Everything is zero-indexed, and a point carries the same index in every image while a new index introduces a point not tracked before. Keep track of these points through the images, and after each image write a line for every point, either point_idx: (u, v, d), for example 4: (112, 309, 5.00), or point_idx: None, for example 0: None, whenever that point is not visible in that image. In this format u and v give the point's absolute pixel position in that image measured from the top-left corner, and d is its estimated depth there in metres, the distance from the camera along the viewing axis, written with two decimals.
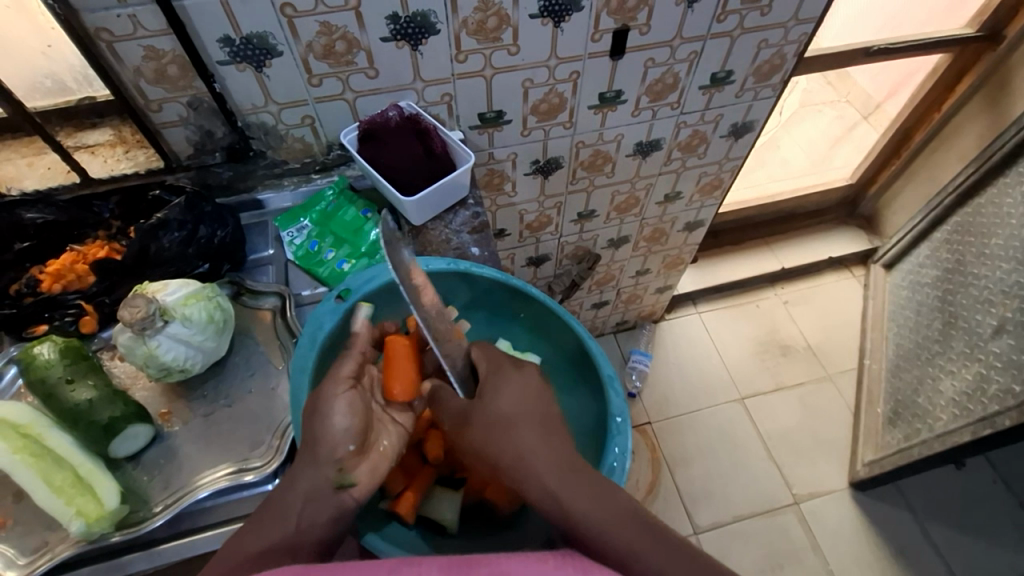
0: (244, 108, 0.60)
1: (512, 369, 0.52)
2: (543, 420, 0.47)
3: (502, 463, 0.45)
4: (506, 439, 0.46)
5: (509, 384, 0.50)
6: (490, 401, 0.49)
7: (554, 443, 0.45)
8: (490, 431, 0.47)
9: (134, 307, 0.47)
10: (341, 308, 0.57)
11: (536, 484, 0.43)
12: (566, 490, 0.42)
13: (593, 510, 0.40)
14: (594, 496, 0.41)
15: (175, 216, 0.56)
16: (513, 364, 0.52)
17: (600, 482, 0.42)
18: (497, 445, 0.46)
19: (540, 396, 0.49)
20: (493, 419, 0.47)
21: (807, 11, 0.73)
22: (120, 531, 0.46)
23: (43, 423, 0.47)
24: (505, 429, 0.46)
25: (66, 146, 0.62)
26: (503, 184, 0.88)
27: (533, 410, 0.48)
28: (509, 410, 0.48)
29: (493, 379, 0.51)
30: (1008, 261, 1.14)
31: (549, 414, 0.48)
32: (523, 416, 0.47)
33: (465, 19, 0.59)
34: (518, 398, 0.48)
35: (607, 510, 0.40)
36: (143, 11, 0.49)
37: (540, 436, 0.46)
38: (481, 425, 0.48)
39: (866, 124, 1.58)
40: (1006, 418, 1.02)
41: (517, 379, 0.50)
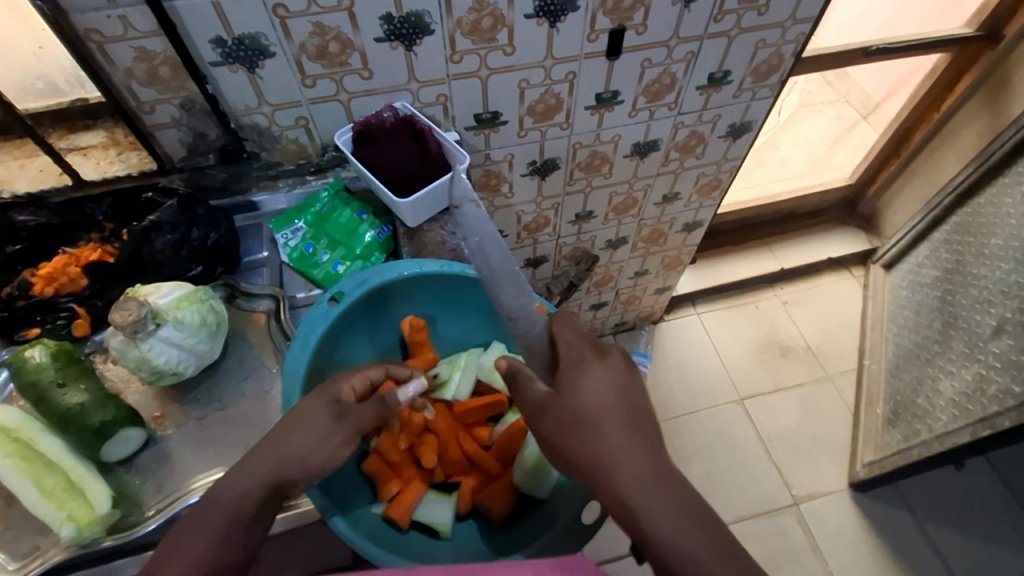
0: (237, 109, 0.60)
1: (596, 358, 0.52)
2: (624, 412, 0.48)
3: (578, 453, 0.47)
4: (587, 438, 0.47)
5: (591, 375, 0.50)
6: (573, 394, 0.49)
7: (635, 445, 0.45)
8: (573, 427, 0.48)
9: (125, 310, 0.46)
10: (333, 311, 0.56)
11: (613, 488, 0.44)
12: (644, 501, 0.42)
13: (670, 525, 0.41)
14: (671, 510, 0.42)
15: (168, 217, 0.55)
16: (598, 353, 0.52)
17: (670, 483, 0.43)
18: (578, 442, 0.47)
19: (624, 391, 0.49)
20: (576, 413, 0.48)
21: (805, 10, 0.73)
22: (112, 536, 0.46)
23: (34, 427, 0.46)
24: (584, 420, 0.48)
25: (59, 148, 0.62)
26: (500, 185, 0.87)
27: (616, 406, 0.48)
28: (590, 401, 0.48)
29: (572, 371, 0.51)
30: (1008, 261, 1.13)
31: (634, 411, 0.48)
32: (605, 413, 0.47)
33: (459, 19, 0.59)
34: (603, 393, 0.48)
35: (686, 530, 0.41)
36: (133, 12, 0.48)
37: (623, 436, 0.46)
38: (561, 421, 0.49)
39: (866, 124, 1.61)
40: (1005, 419, 1.02)
41: (600, 372, 0.50)
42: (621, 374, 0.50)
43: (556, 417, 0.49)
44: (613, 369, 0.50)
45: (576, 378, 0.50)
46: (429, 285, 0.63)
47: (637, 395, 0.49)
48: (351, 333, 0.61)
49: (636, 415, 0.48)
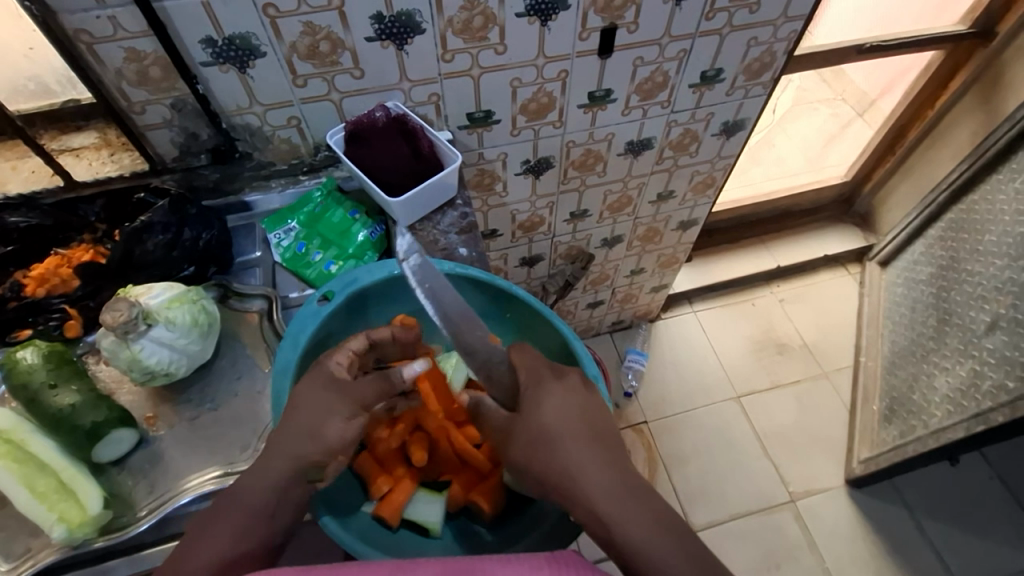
0: (228, 109, 0.60)
1: (553, 378, 0.52)
2: (588, 431, 0.48)
3: (547, 474, 0.47)
4: (554, 459, 0.47)
5: (550, 396, 0.50)
6: (533, 415, 0.49)
7: (601, 463, 0.46)
8: (538, 449, 0.48)
9: (117, 311, 0.46)
10: (323, 311, 0.56)
11: (585, 505, 0.44)
12: (617, 514, 0.42)
13: (644, 535, 0.41)
14: (643, 520, 0.42)
15: (159, 218, 0.55)
16: (554, 372, 0.52)
17: (638, 494, 0.44)
18: (546, 464, 0.47)
19: (583, 411, 0.50)
20: (540, 435, 0.48)
21: (796, 8, 0.73)
22: (104, 536, 0.46)
23: (26, 429, 0.46)
24: (548, 443, 0.47)
25: (51, 150, 0.62)
26: (494, 184, 0.87)
27: (578, 426, 0.48)
28: (553, 421, 0.48)
29: (534, 391, 0.50)
30: (1000, 257, 1.14)
31: (595, 430, 0.48)
32: (569, 431, 0.48)
33: (450, 19, 0.59)
34: (563, 413, 0.49)
35: (660, 538, 0.41)
36: (122, 13, 0.48)
37: (589, 454, 0.46)
38: (526, 443, 0.48)
39: (862, 121, 1.57)
40: (999, 414, 1.02)
41: (559, 392, 0.50)
42: (579, 394, 0.51)
43: (520, 441, 0.49)
44: (570, 390, 0.51)
45: (537, 399, 0.50)
46: None
47: (596, 415, 0.50)
48: (342, 331, 0.61)
49: (598, 434, 0.48)
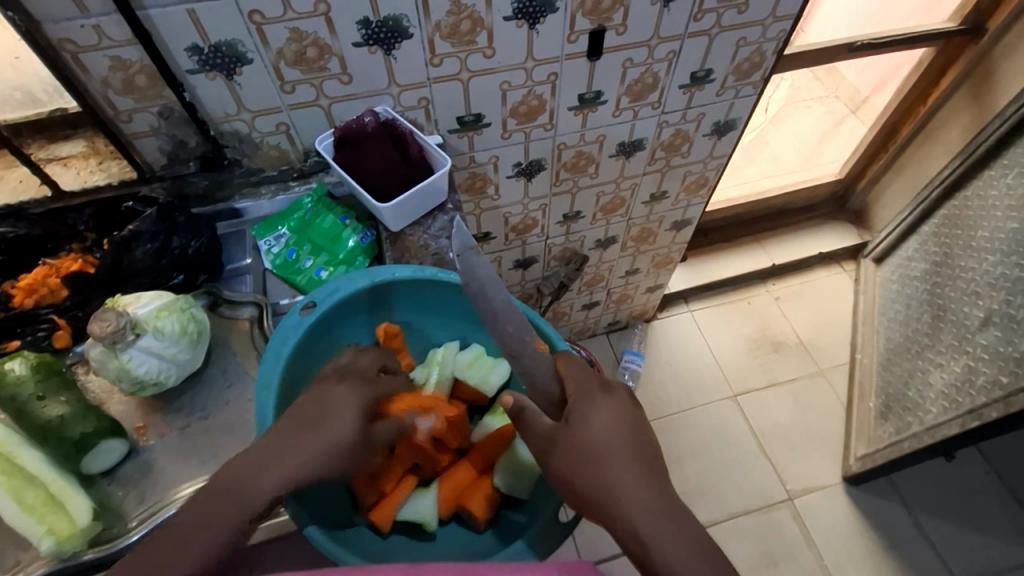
0: (215, 116, 0.60)
1: (602, 393, 0.53)
2: (634, 450, 0.49)
3: (588, 490, 0.47)
4: (598, 473, 0.47)
5: (599, 411, 0.51)
6: (580, 428, 0.50)
7: (643, 480, 0.46)
8: (581, 463, 0.48)
9: (105, 320, 0.46)
10: (306, 321, 0.55)
11: (626, 523, 0.44)
12: (658, 533, 0.43)
13: (684, 556, 0.42)
14: (683, 541, 0.43)
15: (148, 226, 0.55)
16: (603, 388, 0.53)
17: (681, 518, 0.44)
18: (589, 479, 0.47)
19: (631, 428, 0.50)
20: (586, 449, 0.48)
21: (784, 8, 0.73)
22: (94, 548, 0.45)
23: (14, 440, 0.45)
24: (594, 458, 0.48)
25: (38, 159, 0.61)
26: (486, 187, 0.87)
27: (625, 443, 0.49)
28: (600, 438, 0.49)
29: (582, 405, 0.51)
30: (993, 252, 1.14)
31: (641, 449, 0.49)
32: (616, 447, 0.48)
33: (438, 23, 0.59)
34: (611, 429, 0.49)
35: (696, 559, 0.42)
36: (107, 22, 0.48)
37: (631, 472, 0.47)
38: (570, 456, 0.48)
39: (855, 118, 1.56)
40: (993, 410, 1.02)
41: (608, 407, 0.51)
42: (627, 411, 0.52)
43: (562, 453, 0.49)
44: (619, 406, 0.52)
45: (585, 414, 0.50)
46: (406, 294, 0.62)
47: (644, 433, 0.51)
48: (332, 339, 0.61)
49: (644, 452, 0.49)
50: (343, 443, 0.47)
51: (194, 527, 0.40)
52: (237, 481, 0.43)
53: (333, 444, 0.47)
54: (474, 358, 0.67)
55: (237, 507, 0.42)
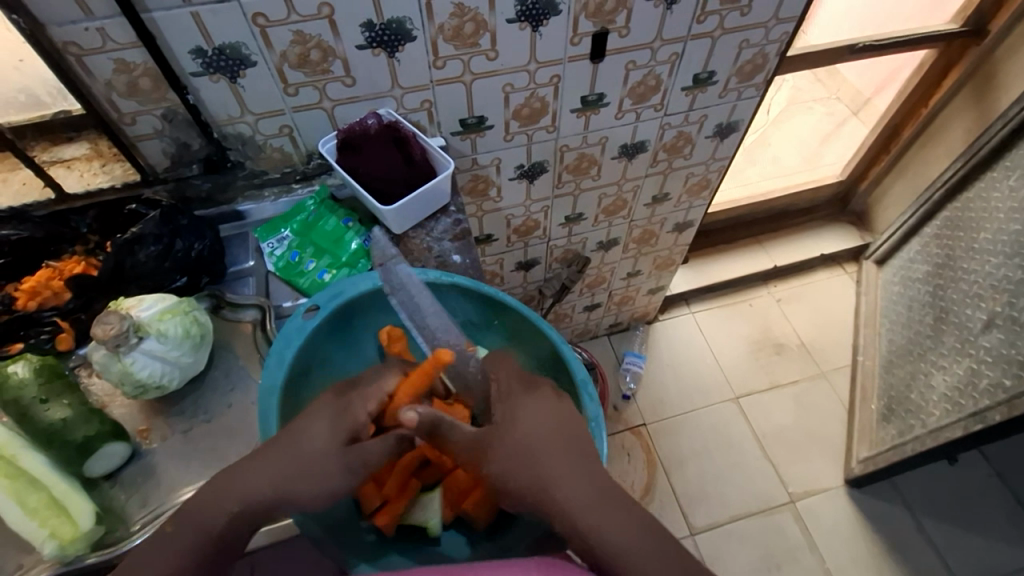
0: (219, 118, 0.60)
1: (523, 391, 0.49)
2: (564, 441, 0.46)
3: (524, 491, 0.45)
4: (533, 473, 0.45)
5: (522, 408, 0.48)
6: (507, 430, 0.47)
7: (579, 473, 0.45)
8: (513, 465, 0.46)
9: (107, 324, 0.46)
10: (309, 325, 0.55)
11: (567, 520, 0.43)
12: (598, 524, 0.42)
13: (626, 543, 0.41)
14: (624, 527, 0.42)
15: (150, 229, 0.55)
16: (525, 385, 0.50)
17: (620, 502, 0.43)
18: (523, 479, 0.45)
19: (557, 418, 0.48)
20: (517, 451, 0.46)
21: (787, 10, 0.73)
22: (96, 552, 0.45)
23: (16, 444, 0.45)
24: (525, 458, 0.46)
25: (42, 161, 0.61)
26: (489, 190, 0.87)
27: (553, 435, 0.47)
28: (527, 435, 0.46)
29: (506, 407, 0.48)
30: (995, 254, 1.14)
31: (570, 436, 0.47)
32: (548, 445, 0.46)
33: (441, 25, 0.59)
34: (538, 423, 0.47)
35: (639, 544, 0.41)
36: (111, 25, 0.48)
37: (566, 467, 0.45)
38: (502, 461, 0.46)
39: (856, 120, 1.56)
40: (996, 413, 1.02)
41: (532, 403, 0.48)
42: (553, 402, 0.49)
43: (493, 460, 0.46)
44: (544, 399, 0.49)
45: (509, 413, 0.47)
46: None
47: (571, 421, 0.48)
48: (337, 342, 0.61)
49: (573, 439, 0.47)
50: (317, 460, 0.44)
51: (153, 541, 0.41)
52: (207, 493, 0.42)
53: (301, 464, 0.44)
54: None
55: (200, 523, 0.41)
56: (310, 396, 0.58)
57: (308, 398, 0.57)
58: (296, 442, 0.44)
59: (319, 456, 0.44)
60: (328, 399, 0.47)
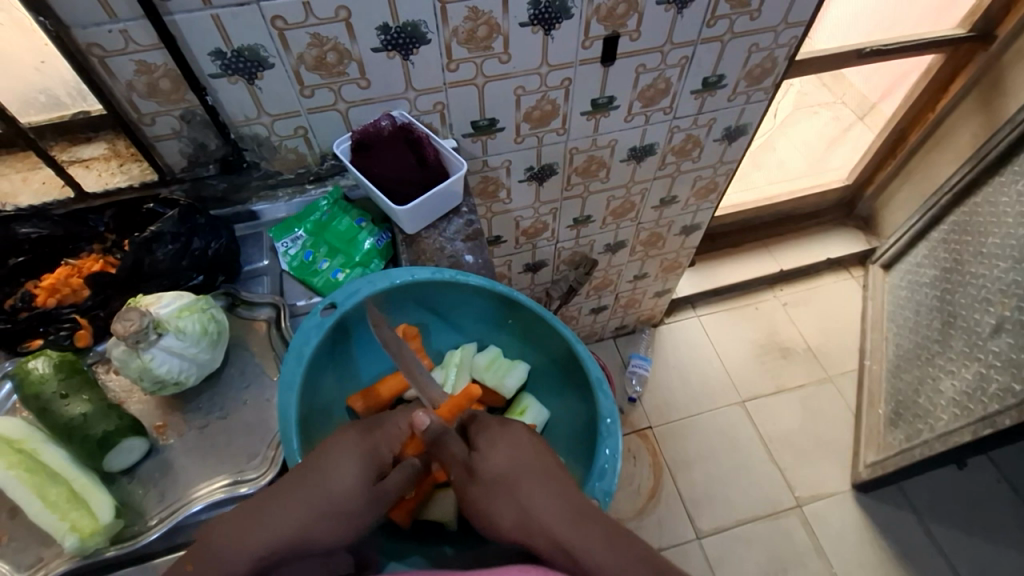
0: (236, 119, 0.61)
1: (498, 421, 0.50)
2: (544, 468, 0.46)
3: (509, 523, 0.44)
4: (514, 499, 0.44)
5: (500, 437, 0.48)
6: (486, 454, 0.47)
7: (557, 491, 0.44)
8: (495, 496, 0.45)
9: (128, 320, 0.47)
10: (327, 322, 0.56)
11: (546, 538, 0.42)
12: (581, 542, 0.41)
13: (603, 554, 0.40)
14: (604, 541, 0.41)
15: (169, 228, 0.56)
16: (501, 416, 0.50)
17: (605, 522, 0.42)
18: (506, 509, 0.44)
19: (534, 445, 0.48)
20: (498, 482, 0.45)
21: (796, 14, 0.73)
22: (115, 545, 0.46)
23: (37, 439, 0.46)
24: (506, 488, 0.45)
25: (61, 161, 0.62)
26: (498, 191, 0.88)
27: (532, 462, 0.46)
28: (507, 465, 0.46)
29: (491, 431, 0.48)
30: (1004, 259, 1.14)
31: (549, 463, 0.46)
32: (527, 464, 0.46)
33: (455, 28, 0.59)
34: (516, 452, 0.47)
35: (618, 553, 0.40)
36: (134, 27, 0.49)
37: (542, 485, 0.45)
38: (483, 490, 0.46)
39: (863, 125, 1.54)
40: (1005, 418, 1.01)
41: (509, 431, 0.48)
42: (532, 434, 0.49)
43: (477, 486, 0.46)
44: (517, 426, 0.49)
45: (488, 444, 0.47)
46: (424, 295, 0.62)
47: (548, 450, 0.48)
48: (351, 342, 0.61)
49: (553, 466, 0.46)
50: (335, 491, 0.42)
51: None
52: (234, 525, 0.40)
53: (327, 504, 0.42)
54: (492, 361, 0.66)
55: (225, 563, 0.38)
56: (326, 393, 0.58)
57: (323, 394, 0.58)
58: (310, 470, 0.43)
59: (342, 490, 0.43)
60: (355, 437, 0.46)
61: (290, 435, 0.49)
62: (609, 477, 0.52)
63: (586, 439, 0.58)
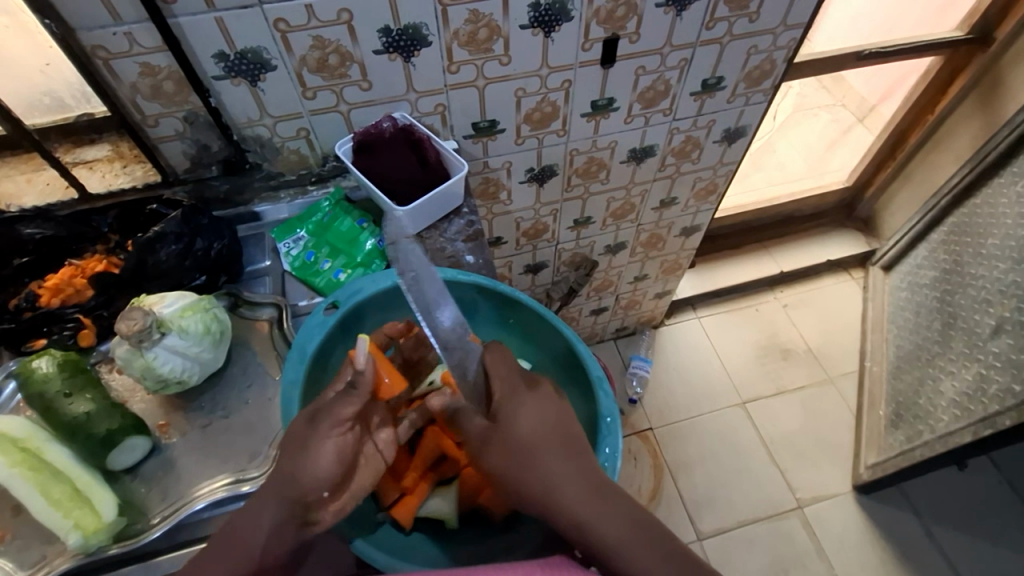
0: (239, 120, 0.61)
1: (527, 390, 0.50)
2: (565, 441, 0.47)
3: (524, 486, 0.45)
4: (533, 467, 0.45)
5: (526, 407, 0.48)
6: (505, 427, 0.47)
7: (574, 465, 0.45)
8: (515, 461, 0.46)
9: (131, 320, 0.47)
10: (330, 321, 0.57)
11: (559, 505, 0.43)
12: (593, 514, 0.42)
13: (611, 525, 0.41)
14: (616, 517, 0.42)
15: (172, 228, 0.56)
16: (528, 385, 0.51)
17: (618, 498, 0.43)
18: (523, 472, 0.45)
19: (558, 418, 0.49)
20: (518, 447, 0.46)
21: (795, 17, 0.74)
22: (118, 543, 0.46)
23: (41, 437, 0.47)
24: (527, 455, 0.46)
25: (65, 162, 0.63)
26: (499, 193, 0.88)
27: (553, 435, 0.47)
28: (528, 434, 0.47)
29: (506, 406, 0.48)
30: (1004, 260, 1.14)
31: (570, 437, 0.47)
32: (553, 439, 0.47)
33: (456, 31, 0.60)
34: (539, 424, 0.48)
35: (622, 532, 0.41)
36: (138, 30, 0.50)
37: (562, 455, 0.46)
38: (505, 454, 0.46)
39: (862, 126, 1.55)
40: (1006, 418, 1.02)
41: (533, 400, 0.49)
42: (556, 406, 0.49)
43: (502, 461, 0.46)
44: (547, 401, 0.50)
45: (512, 411, 0.48)
46: None
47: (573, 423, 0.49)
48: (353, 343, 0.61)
49: (574, 441, 0.47)
50: None
51: None
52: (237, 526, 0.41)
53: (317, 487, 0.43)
54: None
55: None
56: None
57: None
58: (311, 469, 0.43)
59: None
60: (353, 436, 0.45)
61: None
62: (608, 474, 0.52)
63: None
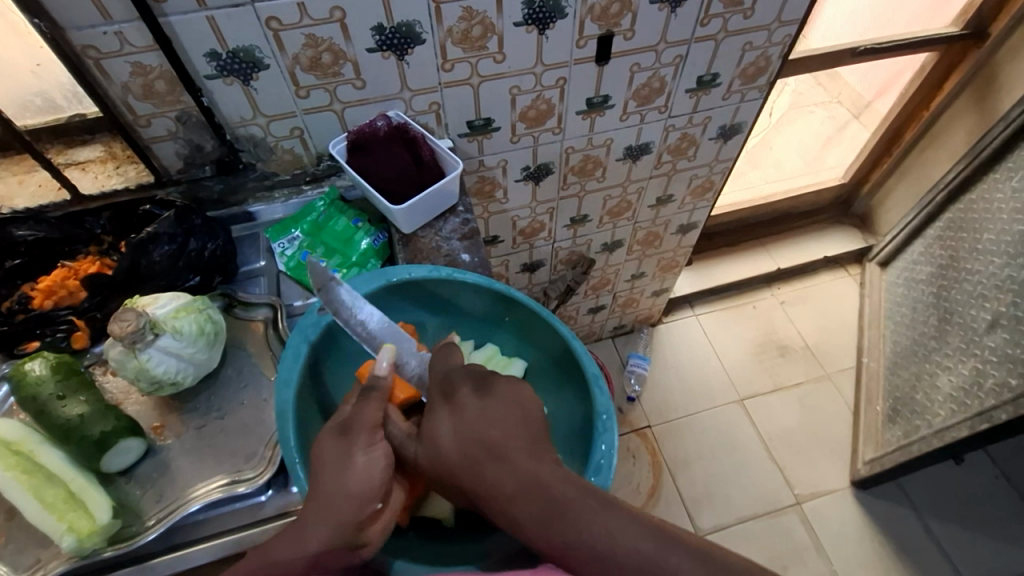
0: (232, 120, 0.61)
1: (442, 401, 0.47)
2: (496, 443, 0.42)
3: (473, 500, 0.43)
4: (472, 480, 0.42)
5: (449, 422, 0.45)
6: (436, 447, 0.44)
7: (507, 469, 0.41)
8: (454, 478, 0.43)
9: (125, 321, 0.47)
10: (324, 320, 0.56)
11: (504, 517, 0.40)
12: (530, 521, 0.38)
13: (547, 530, 0.37)
14: (551, 520, 0.37)
15: (165, 229, 0.56)
16: (445, 394, 0.48)
17: (551, 494, 0.39)
18: (465, 487, 0.43)
19: (483, 419, 0.44)
20: (450, 465, 0.44)
21: (790, 13, 0.74)
22: (113, 546, 0.46)
23: (35, 440, 0.46)
24: (464, 471, 0.43)
25: (57, 163, 0.63)
26: (495, 191, 0.88)
27: (480, 440, 0.43)
28: (457, 448, 0.44)
29: (428, 420, 0.46)
30: (999, 255, 1.14)
31: (499, 436, 0.43)
32: (478, 446, 0.43)
33: (450, 28, 0.60)
34: (464, 434, 0.44)
35: (558, 536, 0.37)
36: (129, 28, 0.49)
37: (494, 463, 0.42)
38: (445, 472, 0.44)
39: (858, 124, 1.53)
40: (1001, 412, 1.01)
41: (459, 410, 0.45)
42: (478, 407, 0.45)
43: (445, 479, 0.45)
44: (464, 404, 0.46)
45: (434, 429, 0.45)
46: (420, 292, 0.62)
47: (501, 418, 0.44)
48: (347, 343, 0.61)
49: (506, 438, 0.43)
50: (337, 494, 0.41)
51: None
52: None
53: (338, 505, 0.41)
54: (490, 357, 0.65)
55: None
56: (326, 391, 0.59)
57: (323, 394, 0.58)
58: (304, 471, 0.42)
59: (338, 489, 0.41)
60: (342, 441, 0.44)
61: (286, 434, 0.49)
62: (604, 472, 0.52)
63: (581, 436, 0.58)
